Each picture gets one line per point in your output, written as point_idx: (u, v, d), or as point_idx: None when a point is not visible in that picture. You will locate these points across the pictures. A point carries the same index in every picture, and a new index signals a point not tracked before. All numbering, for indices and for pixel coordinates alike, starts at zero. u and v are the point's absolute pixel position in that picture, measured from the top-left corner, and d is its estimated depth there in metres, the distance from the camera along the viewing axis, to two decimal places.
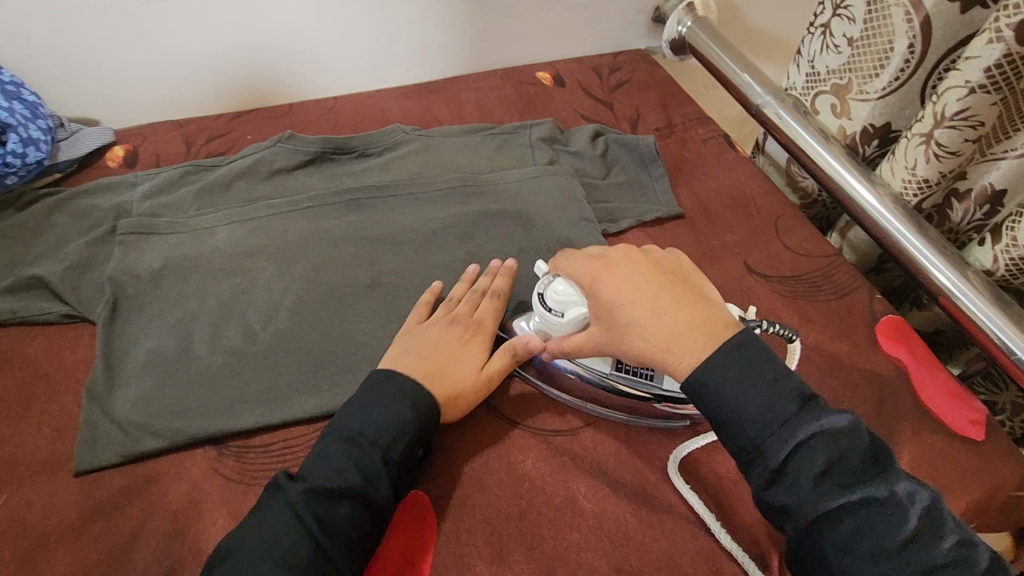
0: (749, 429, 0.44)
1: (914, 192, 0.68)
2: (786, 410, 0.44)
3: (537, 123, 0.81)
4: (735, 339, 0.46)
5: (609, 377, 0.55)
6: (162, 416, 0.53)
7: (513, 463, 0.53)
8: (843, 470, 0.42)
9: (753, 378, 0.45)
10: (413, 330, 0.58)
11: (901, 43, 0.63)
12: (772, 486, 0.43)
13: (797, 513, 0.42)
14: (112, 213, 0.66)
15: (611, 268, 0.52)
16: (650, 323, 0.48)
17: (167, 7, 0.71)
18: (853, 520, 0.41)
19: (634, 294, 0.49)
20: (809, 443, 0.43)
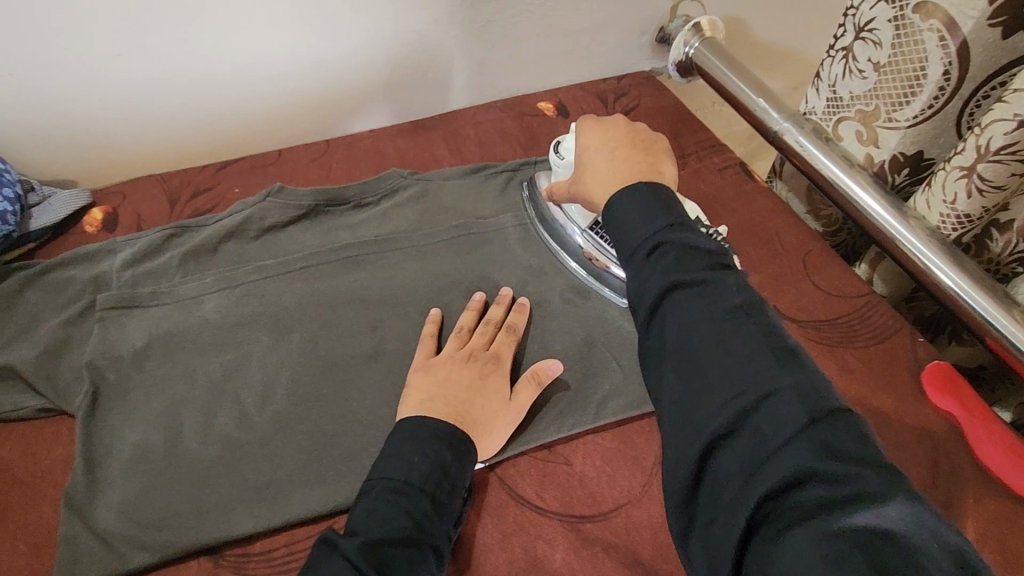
0: (632, 236, 0.44)
1: (953, 226, 0.64)
2: (663, 221, 0.43)
3: (543, 160, 0.76)
4: (645, 184, 0.46)
5: (585, 233, 0.65)
6: (150, 525, 0.48)
7: (541, 559, 0.48)
8: (690, 266, 0.41)
9: (646, 202, 0.44)
10: (429, 367, 0.55)
11: (935, 70, 0.59)
12: (633, 279, 0.42)
13: (645, 299, 0.41)
14: (90, 286, 0.61)
15: (593, 126, 0.56)
16: (599, 168, 0.52)
17: (140, 57, 0.65)
18: (686, 300, 0.39)
19: (597, 145, 0.53)
20: (671, 245, 0.42)
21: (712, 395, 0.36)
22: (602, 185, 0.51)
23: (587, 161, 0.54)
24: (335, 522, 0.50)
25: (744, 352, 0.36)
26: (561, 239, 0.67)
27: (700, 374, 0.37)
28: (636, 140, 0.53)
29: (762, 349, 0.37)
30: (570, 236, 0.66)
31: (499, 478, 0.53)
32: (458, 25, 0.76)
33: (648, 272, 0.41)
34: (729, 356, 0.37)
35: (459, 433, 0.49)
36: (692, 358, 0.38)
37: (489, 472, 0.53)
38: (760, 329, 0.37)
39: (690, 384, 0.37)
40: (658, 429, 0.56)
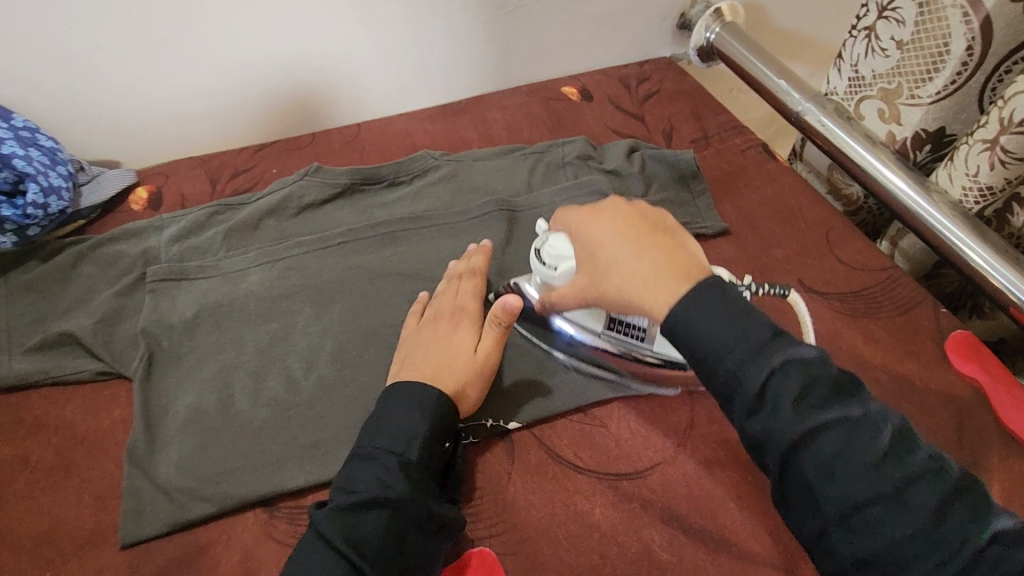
0: (728, 360, 0.40)
1: (976, 199, 0.65)
2: (761, 336, 0.40)
3: (570, 141, 0.77)
4: (709, 286, 0.42)
5: (603, 335, 0.57)
6: (208, 479, 0.50)
7: (580, 513, 0.51)
8: (813, 394, 0.39)
9: (723, 314, 0.41)
10: (404, 338, 0.56)
11: (958, 46, 0.60)
12: (753, 417, 0.39)
13: (776, 445, 0.39)
14: (140, 259, 0.64)
15: (595, 217, 0.50)
16: (627, 268, 0.46)
17: (185, 43, 0.68)
18: (830, 442, 0.38)
19: (611, 242, 0.48)
20: (785, 368, 0.39)
21: (905, 552, 0.36)
22: (642, 289, 0.45)
23: (606, 261, 0.48)
24: None
25: (925, 504, 0.37)
26: (578, 348, 0.58)
27: (878, 530, 0.37)
28: (650, 222, 0.49)
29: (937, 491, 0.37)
30: (589, 344, 0.58)
31: (537, 439, 0.55)
32: (486, 11, 0.78)
33: (773, 412, 0.39)
34: (907, 509, 0.37)
35: (428, 392, 0.50)
36: (863, 512, 0.37)
37: (527, 431, 0.55)
38: (924, 467, 0.38)
39: (870, 537, 0.37)
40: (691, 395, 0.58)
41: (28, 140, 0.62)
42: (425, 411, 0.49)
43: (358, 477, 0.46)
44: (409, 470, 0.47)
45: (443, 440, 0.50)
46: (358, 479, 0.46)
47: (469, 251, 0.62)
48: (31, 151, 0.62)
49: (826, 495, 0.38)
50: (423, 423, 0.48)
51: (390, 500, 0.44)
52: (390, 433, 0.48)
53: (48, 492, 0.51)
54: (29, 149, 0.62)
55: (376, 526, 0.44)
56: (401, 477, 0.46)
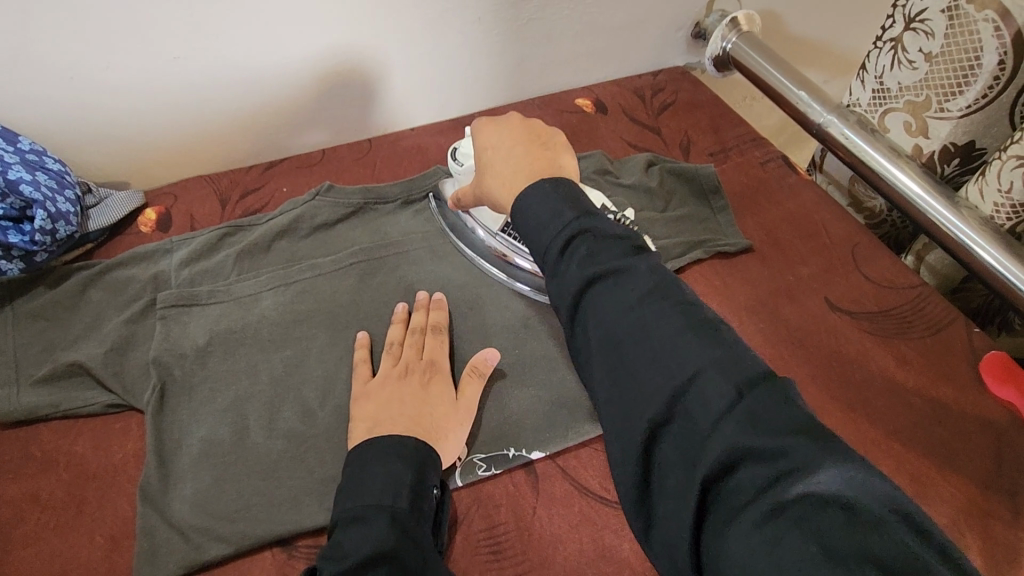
0: (536, 229, 0.44)
1: (1007, 215, 0.63)
2: (567, 212, 0.44)
3: (586, 155, 0.76)
4: (547, 178, 0.47)
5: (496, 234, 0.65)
6: (224, 517, 0.49)
7: (609, 549, 0.49)
8: (606, 256, 0.41)
9: (547, 195, 0.45)
10: (367, 394, 0.53)
11: (991, 59, 0.58)
12: (553, 279, 0.42)
13: (565, 300, 0.41)
14: (149, 284, 0.62)
15: (487, 128, 0.55)
16: (497, 168, 0.52)
17: (196, 61, 0.67)
18: (604, 293, 0.40)
19: (492, 147, 0.53)
20: (583, 237, 0.42)
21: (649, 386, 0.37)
22: (503, 186, 0.51)
23: (485, 161, 0.54)
24: None
25: (671, 335, 0.37)
26: (475, 243, 0.67)
27: (632, 365, 0.38)
28: (529, 134, 0.54)
29: (684, 325, 0.37)
30: (484, 241, 0.66)
31: (562, 470, 0.53)
32: (500, 24, 0.77)
33: (564, 271, 0.42)
34: (655, 345, 0.37)
35: (411, 441, 0.48)
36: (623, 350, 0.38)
37: (550, 462, 0.53)
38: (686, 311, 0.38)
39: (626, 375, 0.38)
40: None
41: (34, 163, 0.60)
42: (407, 459, 0.47)
43: (350, 537, 0.43)
44: (402, 522, 0.44)
45: (429, 487, 0.48)
46: (351, 539, 0.43)
47: (423, 303, 0.61)
48: (38, 175, 0.60)
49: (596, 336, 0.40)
50: (407, 472, 0.47)
51: (385, 554, 0.41)
52: (374, 486, 0.45)
53: (58, 533, 0.49)
54: (36, 172, 0.60)
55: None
56: (395, 530, 0.43)
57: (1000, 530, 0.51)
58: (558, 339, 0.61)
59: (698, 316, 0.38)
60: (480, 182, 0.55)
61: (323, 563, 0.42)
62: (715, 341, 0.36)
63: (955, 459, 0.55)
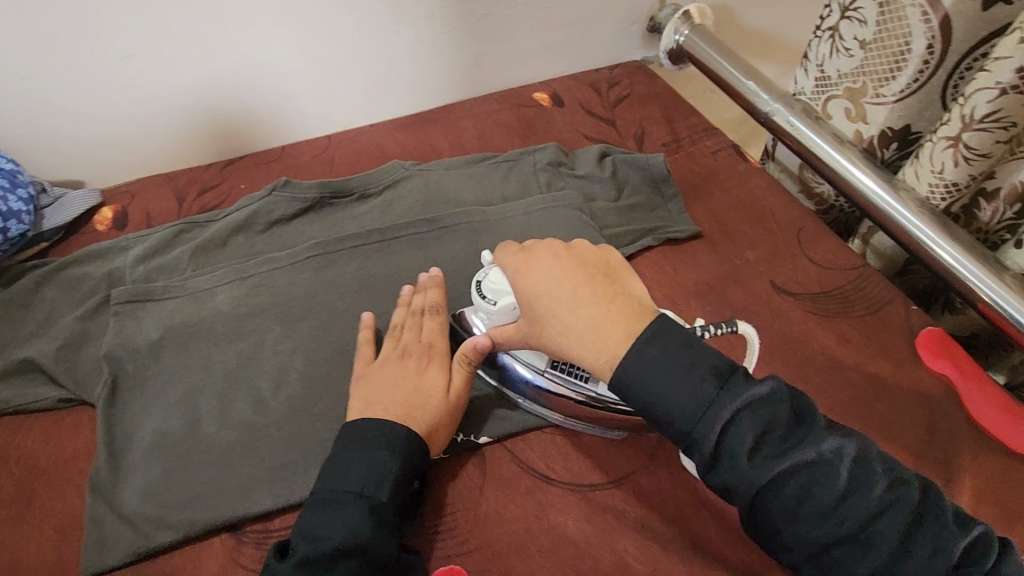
0: (679, 421, 0.41)
1: (942, 196, 0.65)
2: (706, 394, 0.41)
3: (540, 148, 0.77)
4: (653, 342, 0.42)
5: (547, 375, 0.53)
6: (174, 505, 0.50)
7: (553, 527, 0.50)
8: (770, 441, 0.40)
9: (667, 372, 0.41)
10: (367, 375, 0.54)
11: (919, 44, 0.60)
12: (713, 472, 0.41)
13: (741, 494, 0.40)
14: (104, 281, 0.63)
15: (534, 265, 0.49)
16: (565, 319, 0.46)
17: (147, 60, 0.67)
18: (789, 488, 0.39)
19: (549, 295, 0.47)
20: (734, 422, 0.40)
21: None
22: (586, 346, 0.45)
23: (544, 311, 0.47)
24: None
25: (889, 540, 0.38)
26: (523, 389, 0.55)
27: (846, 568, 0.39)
28: (588, 268, 0.48)
29: (899, 525, 0.38)
30: (534, 385, 0.54)
31: (509, 452, 0.54)
32: (454, 20, 0.78)
33: (729, 466, 0.40)
34: (871, 546, 0.38)
35: (401, 431, 0.49)
36: (826, 551, 0.39)
37: (498, 445, 0.55)
38: (881, 497, 0.39)
39: (835, 569, 0.39)
40: None
41: None
42: (393, 448, 0.48)
43: (323, 523, 0.45)
44: (342, 505, 0.45)
45: (411, 479, 0.49)
46: (324, 524, 0.45)
47: (422, 283, 0.60)
48: None
49: (790, 533, 0.40)
50: (391, 460, 0.48)
51: (355, 547, 0.44)
52: (356, 473, 0.47)
53: (9, 525, 0.50)
54: None
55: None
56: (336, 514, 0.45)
57: None
58: None
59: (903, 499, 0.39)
60: (535, 330, 0.49)
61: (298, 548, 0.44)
62: (941, 532, 0.39)
63: (890, 430, 0.56)
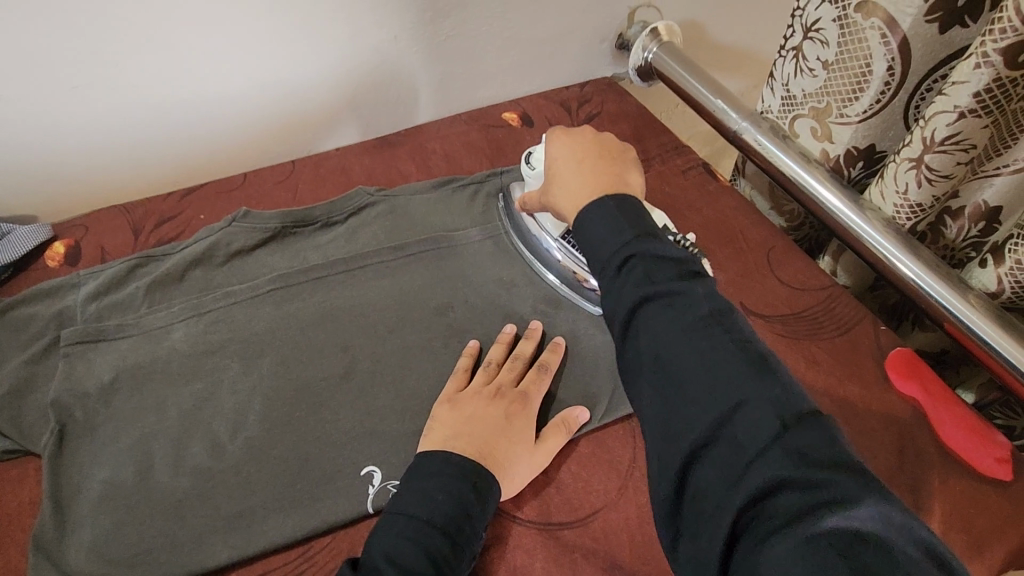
0: (599, 252, 0.44)
1: (908, 215, 0.65)
2: (628, 234, 0.44)
3: (508, 170, 0.77)
4: (609, 198, 0.46)
5: (557, 242, 0.66)
6: (122, 562, 0.48)
7: (518, 569, 0.49)
8: (661, 277, 0.41)
9: (608, 215, 0.45)
10: (458, 405, 0.54)
11: (880, 66, 0.60)
12: (607, 294, 0.43)
13: (618, 317, 0.41)
14: (53, 321, 0.60)
15: (564, 139, 0.56)
16: (567, 181, 0.52)
17: (98, 88, 0.65)
18: (658, 312, 0.40)
19: (563, 159, 0.54)
20: (642, 256, 0.42)
21: (690, 402, 0.37)
22: (570, 197, 0.51)
23: (554, 174, 0.54)
24: (310, 546, 0.50)
25: (718, 356, 0.38)
26: (534, 245, 0.68)
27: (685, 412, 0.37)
28: (603, 150, 0.54)
29: (734, 357, 0.38)
30: (543, 245, 0.67)
31: None
32: (418, 41, 0.77)
33: (618, 288, 0.42)
34: (696, 357, 0.38)
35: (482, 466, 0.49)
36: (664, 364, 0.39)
37: None
38: (730, 337, 0.39)
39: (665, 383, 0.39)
40: (632, 432, 0.57)
41: None
42: (477, 490, 0.48)
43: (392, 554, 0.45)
44: None
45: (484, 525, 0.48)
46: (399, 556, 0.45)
47: (529, 334, 0.61)
48: None
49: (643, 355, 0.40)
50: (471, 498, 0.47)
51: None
52: (441, 503, 0.46)
53: None
54: None
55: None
56: None
57: None
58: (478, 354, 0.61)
59: (765, 368, 0.39)
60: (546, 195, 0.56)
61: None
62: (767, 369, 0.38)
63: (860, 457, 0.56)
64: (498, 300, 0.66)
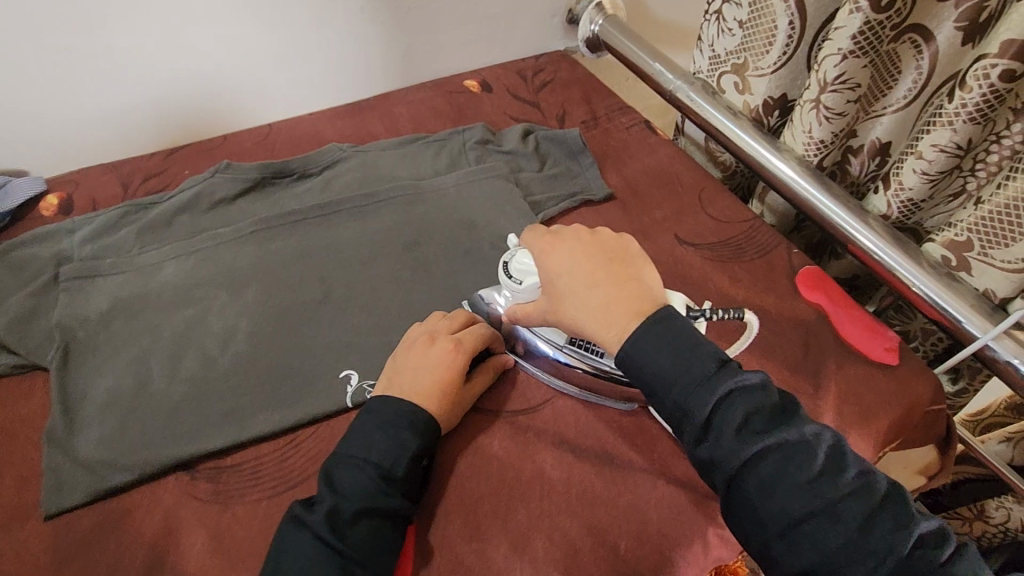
0: (675, 391, 0.47)
1: (815, 152, 0.74)
2: (705, 369, 0.47)
3: (468, 128, 0.84)
4: (660, 321, 0.49)
5: (564, 350, 0.59)
6: (129, 450, 0.54)
7: (479, 446, 0.57)
8: (756, 421, 0.46)
9: (672, 351, 0.48)
10: (398, 355, 0.58)
11: (782, 21, 0.70)
12: (701, 442, 0.46)
13: (726, 466, 0.45)
14: (52, 261, 0.66)
15: (557, 247, 0.55)
16: (582, 298, 0.52)
17: (86, 51, 0.71)
18: (768, 461, 0.45)
19: (569, 273, 0.53)
20: (726, 398, 0.46)
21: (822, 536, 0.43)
22: (596, 317, 0.51)
23: (564, 289, 0.53)
24: (297, 436, 0.57)
25: (857, 517, 0.43)
26: (541, 358, 0.61)
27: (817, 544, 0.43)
28: (605, 254, 0.54)
29: (866, 506, 0.43)
30: (552, 358, 0.60)
31: None
32: (383, 13, 0.84)
33: (716, 439, 0.46)
34: (841, 521, 0.43)
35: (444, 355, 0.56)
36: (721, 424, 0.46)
37: None
38: (854, 484, 0.44)
39: (781, 502, 0.44)
40: None
41: None
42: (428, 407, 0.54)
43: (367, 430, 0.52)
44: None
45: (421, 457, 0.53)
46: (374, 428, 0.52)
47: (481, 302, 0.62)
48: None
49: (767, 511, 0.44)
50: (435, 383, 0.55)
51: (373, 511, 0.48)
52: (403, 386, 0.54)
53: None
54: None
55: (360, 535, 0.47)
56: None
57: (804, 402, 0.61)
58: (444, 282, 0.69)
59: None
60: (555, 306, 0.54)
61: (334, 473, 0.50)
62: (905, 515, 0.44)
63: (773, 351, 0.65)
64: (460, 235, 0.73)
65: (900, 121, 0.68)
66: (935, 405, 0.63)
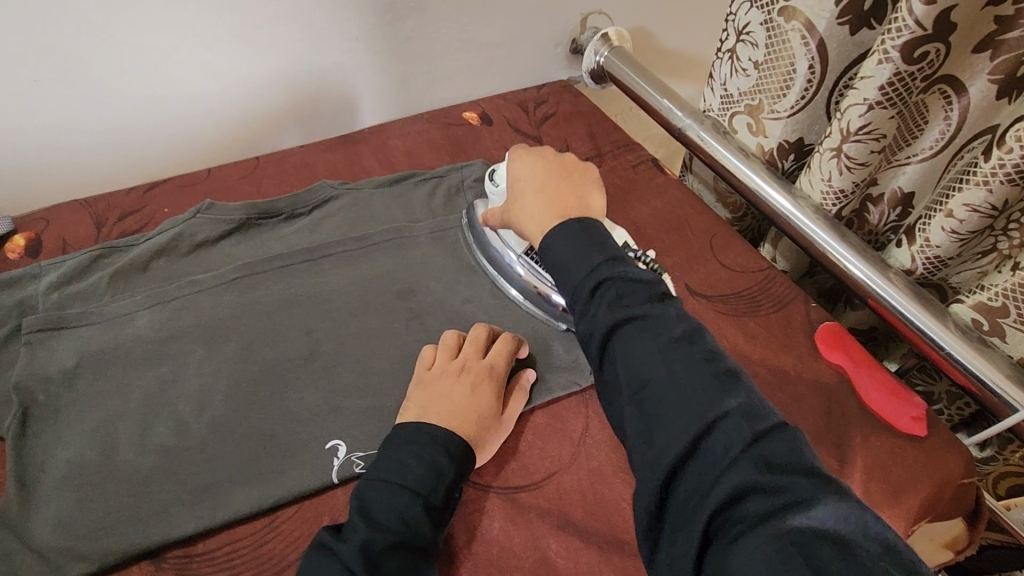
0: (569, 275, 0.48)
1: (833, 202, 0.70)
2: (597, 260, 0.48)
3: (468, 164, 0.80)
4: (575, 221, 0.51)
5: (520, 258, 0.67)
6: (87, 536, 0.49)
7: (479, 531, 0.52)
8: (632, 300, 0.45)
9: (578, 244, 0.49)
10: (425, 381, 0.57)
11: (802, 65, 0.66)
12: (583, 319, 0.46)
13: (597, 340, 0.44)
14: (15, 310, 0.61)
15: (525, 160, 0.59)
16: (527, 203, 0.56)
17: (56, 83, 0.66)
18: (634, 336, 0.43)
19: (525, 180, 0.57)
20: (610, 281, 0.46)
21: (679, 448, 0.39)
22: (530, 217, 0.55)
23: (517, 195, 0.58)
24: (276, 517, 0.52)
25: (703, 397, 0.40)
26: (500, 263, 0.69)
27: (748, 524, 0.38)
28: (562, 172, 0.57)
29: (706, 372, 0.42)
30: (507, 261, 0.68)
31: None
32: (378, 43, 0.80)
33: (593, 311, 0.45)
34: (681, 383, 0.41)
35: (446, 434, 0.51)
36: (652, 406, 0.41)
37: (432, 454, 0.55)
38: (700, 355, 0.43)
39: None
40: (586, 404, 0.61)
41: None
42: (434, 496, 0.48)
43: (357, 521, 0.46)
44: None
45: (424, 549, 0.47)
46: (378, 508, 0.47)
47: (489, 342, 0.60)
48: None
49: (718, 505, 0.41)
50: (448, 465, 0.50)
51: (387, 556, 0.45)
52: (415, 468, 0.49)
53: None
54: None
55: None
56: None
57: None
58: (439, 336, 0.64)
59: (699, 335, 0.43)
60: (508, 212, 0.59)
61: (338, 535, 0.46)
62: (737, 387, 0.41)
63: (794, 419, 0.60)
64: (455, 281, 0.69)
65: (926, 172, 0.64)
66: (967, 478, 0.59)
